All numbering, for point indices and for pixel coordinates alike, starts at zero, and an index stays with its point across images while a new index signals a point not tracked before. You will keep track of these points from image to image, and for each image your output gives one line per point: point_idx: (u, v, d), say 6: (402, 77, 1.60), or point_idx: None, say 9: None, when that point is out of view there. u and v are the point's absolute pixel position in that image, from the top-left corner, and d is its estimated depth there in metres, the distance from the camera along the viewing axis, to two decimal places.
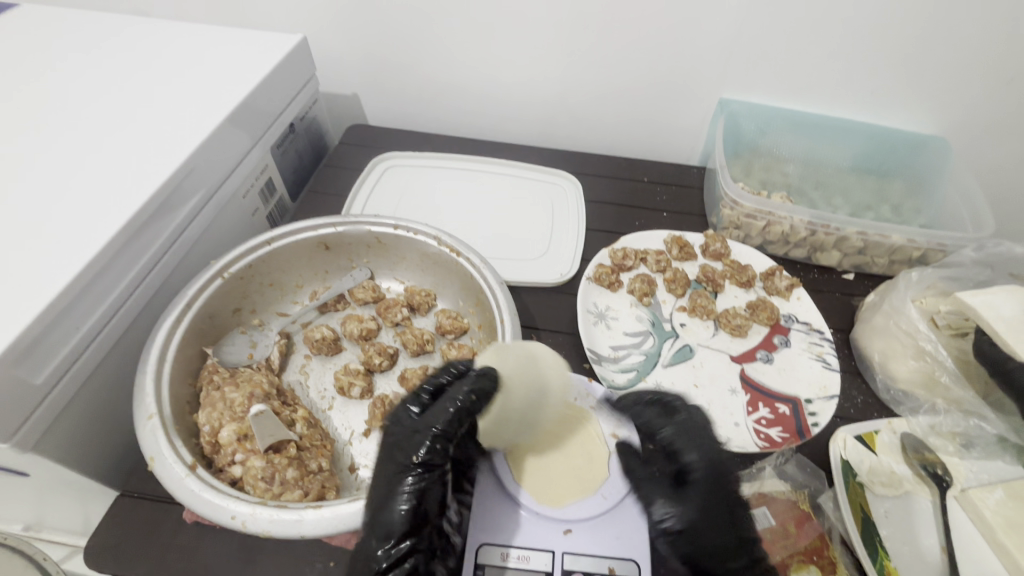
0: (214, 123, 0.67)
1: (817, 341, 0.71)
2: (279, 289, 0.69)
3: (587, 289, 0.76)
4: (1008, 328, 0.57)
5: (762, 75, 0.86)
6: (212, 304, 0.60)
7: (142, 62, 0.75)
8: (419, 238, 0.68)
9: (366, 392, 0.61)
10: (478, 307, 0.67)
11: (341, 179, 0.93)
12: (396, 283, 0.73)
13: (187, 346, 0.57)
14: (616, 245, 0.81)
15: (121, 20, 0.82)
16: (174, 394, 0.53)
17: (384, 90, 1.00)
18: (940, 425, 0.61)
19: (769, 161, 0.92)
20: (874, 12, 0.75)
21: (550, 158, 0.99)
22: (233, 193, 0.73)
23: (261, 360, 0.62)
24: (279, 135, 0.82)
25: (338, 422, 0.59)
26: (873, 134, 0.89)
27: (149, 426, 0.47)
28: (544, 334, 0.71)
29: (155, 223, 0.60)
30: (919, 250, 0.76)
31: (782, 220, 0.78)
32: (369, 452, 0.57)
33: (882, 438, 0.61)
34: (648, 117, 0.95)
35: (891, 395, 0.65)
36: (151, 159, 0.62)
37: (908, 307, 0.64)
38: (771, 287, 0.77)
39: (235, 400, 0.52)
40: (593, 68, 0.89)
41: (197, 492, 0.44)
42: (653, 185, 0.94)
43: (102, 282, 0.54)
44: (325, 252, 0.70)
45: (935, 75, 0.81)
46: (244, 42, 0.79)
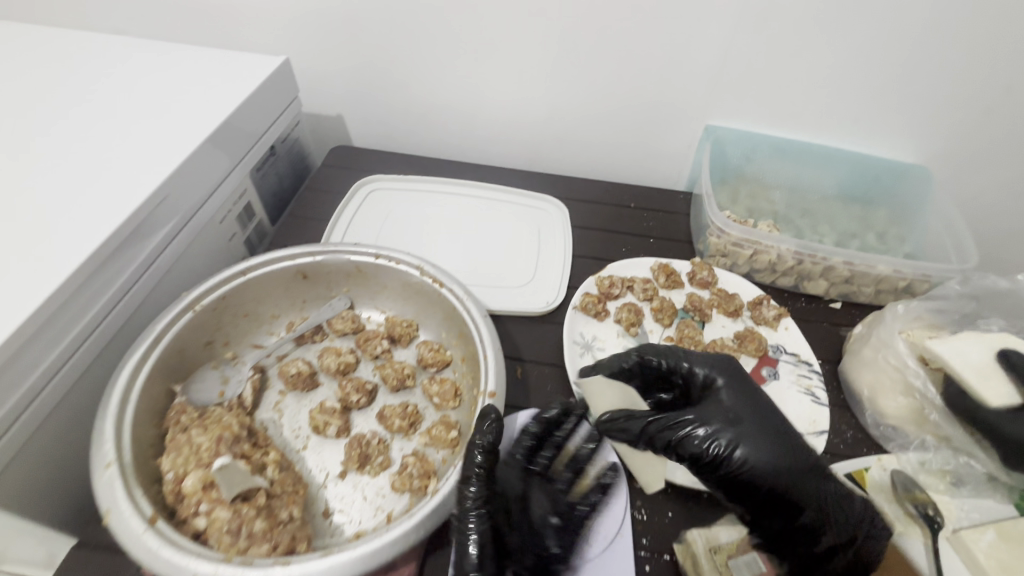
0: (189, 148, 0.65)
1: (805, 373, 0.70)
2: (253, 320, 0.66)
3: (574, 319, 0.74)
4: (980, 377, 0.56)
5: (747, 102, 0.86)
6: (182, 339, 0.58)
7: (118, 83, 0.72)
8: (401, 267, 0.66)
9: (343, 431, 0.58)
10: (461, 339, 0.65)
11: (323, 202, 0.91)
12: (376, 312, 0.71)
13: (153, 384, 0.54)
14: (603, 273, 0.80)
15: (97, 39, 0.79)
16: (137, 437, 0.50)
17: (369, 111, 0.98)
18: (930, 462, 0.60)
19: (755, 187, 0.93)
20: (857, 43, 0.76)
21: (537, 182, 0.98)
22: (209, 219, 0.71)
23: (232, 398, 0.59)
24: (259, 157, 0.80)
25: (312, 463, 0.57)
26: (858, 162, 0.89)
27: (106, 476, 0.45)
28: (529, 366, 0.70)
29: (124, 253, 0.58)
30: (904, 280, 0.75)
31: (768, 249, 0.78)
32: (344, 496, 0.54)
33: (873, 475, 0.60)
34: (634, 142, 0.95)
35: (880, 431, 0.64)
36: (122, 187, 0.59)
37: (896, 341, 0.63)
38: (759, 317, 0.76)
39: (202, 444, 0.49)
40: (579, 94, 0.89)
41: (155, 550, 0.41)
42: (640, 210, 0.93)
43: (64, 317, 0.52)
44: (303, 281, 0.68)
45: (918, 105, 0.82)
46: (224, 64, 0.77)
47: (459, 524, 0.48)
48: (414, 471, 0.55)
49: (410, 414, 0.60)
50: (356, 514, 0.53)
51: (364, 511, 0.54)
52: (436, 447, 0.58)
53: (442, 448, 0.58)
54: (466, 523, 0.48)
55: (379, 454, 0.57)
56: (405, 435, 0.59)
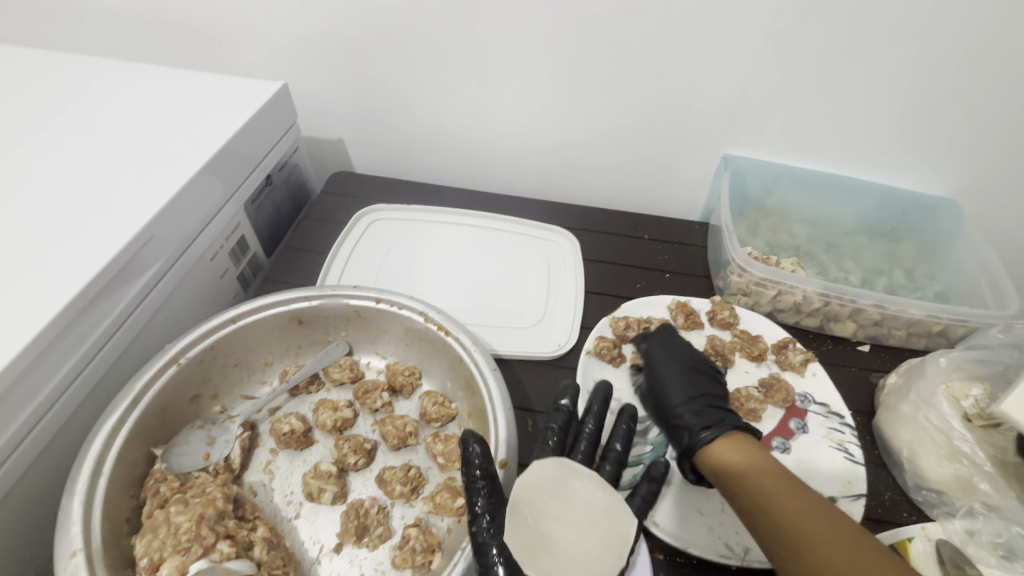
0: (179, 181, 0.60)
1: (836, 427, 0.65)
2: (244, 368, 0.62)
3: (587, 364, 0.69)
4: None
5: (769, 131, 0.81)
6: (164, 396, 0.53)
7: (105, 112, 0.68)
8: (404, 312, 0.62)
9: (339, 497, 0.53)
10: (467, 392, 0.60)
11: (323, 232, 0.87)
12: (377, 358, 0.67)
13: (131, 449, 0.49)
14: (618, 313, 0.75)
15: (87, 62, 0.75)
16: (109, 515, 0.45)
17: (371, 137, 0.94)
18: (978, 533, 0.54)
19: (775, 221, 0.88)
20: (888, 71, 0.72)
21: (546, 212, 0.94)
22: (198, 257, 0.66)
23: (219, 461, 0.54)
24: (254, 188, 0.76)
25: (305, 534, 0.52)
26: (884, 194, 0.85)
27: (71, 566, 0.40)
28: (541, 417, 0.65)
29: (102, 301, 0.53)
30: (939, 324, 0.71)
31: (793, 289, 0.73)
32: (340, 573, 0.50)
33: (917, 546, 0.55)
34: (648, 171, 0.91)
35: (922, 496, 0.59)
36: (102, 226, 0.55)
37: (939, 400, 0.59)
38: (784, 362, 0.71)
39: (181, 525, 0.44)
40: (591, 121, 0.85)
41: None
42: (654, 243, 0.89)
43: (32, 377, 0.47)
44: (298, 326, 0.63)
45: (949, 136, 0.77)
46: (219, 90, 0.73)
47: (485, 555, 0.46)
48: (417, 546, 0.50)
49: (412, 478, 0.55)
50: None
51: None
52: (440, 516, 0.53)
53: (447, 516, 0.53)
54: (492, 558, 0.45)
55: (378, 524, 0.52)
56: (407, 501, 0.54)
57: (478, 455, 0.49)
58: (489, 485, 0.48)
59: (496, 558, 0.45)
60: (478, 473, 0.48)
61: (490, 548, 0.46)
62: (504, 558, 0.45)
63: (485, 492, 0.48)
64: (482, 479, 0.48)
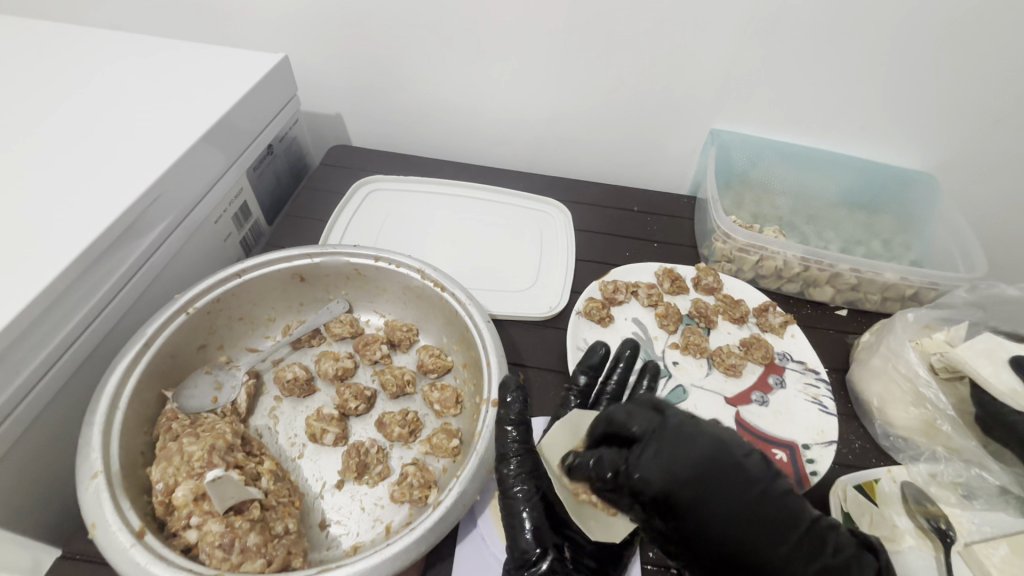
0: (184, 143, 0.63)
1: (812, 382, 0.69)
2: (249, 323, 0.65)
3: (577, 324, 0.73)
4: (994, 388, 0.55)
5: (754, 106, 0.84)
6: (174, 343, 0.56)
7: (112, 79, 0.70)
8: (402, 270, 0.64)
9: (341, 439, 0.57)
10: (463, 344, 0.63)
11: (322, 202, 0.90)
12: (376, 316, 0.70)
13: (144, 390, 0.52)
14: (607, 278, 0.78)
15: (91, 33, 0.77)
16: (125, 446, 0.48)
17: (369, 111, 0.97)
18: (940, 474, 0.59)
19: (760, 193, 0.92)
20: (867, 48, 0.75)
21: (539, 185, 0.96)
22: (203, 219, 0.68)
23: (226, 405, 0.57)
24: (256, 156, 0.78)
25: (309, 472, 0.55)
26: (863, 168, 0.89)
27: (92, 488, 0.43)
28: (532, 372, 0.68)
29: (114, 252, 0.55)
30: (912, 288, 0.74)
31: (775, 255, 0.77)
32: (342, 507, 0.53)
33: (883, 488, 0.59)
34: (638, 146, 0.94)
35: (890, 442, 0.63)
36: (114, 183, 0.57)
37: (906, 351, 0.62)
38: (764, 324, 0.75)
39: (193, 453, 0.47)
40: (582, 96, 0.87)
41: (142, 566, 0.39)
42: (643, 214, 0.92)
43: (50, 319, 0.49)
44: (300, 283, 0.66)
45: (925, 111, 0.81)
46: (221, 60, 0.75)
47: (511, 500, 0.49)
48: (414, 482, 0.53)
49: (410, 422, 0.58)
50: (355, 526, 0.52)
51: (362, 522, 0.52)
52: (437, 456, 0.56)
53: (443, 457, 0.56)
54: (518, 504, 0.49)
55: (378, 463, 0.55)
56: (405, 443, 0.58)
57: (515, 402, 0.52)
58: (521, 433, 0.51)
59: (521, 504, 0.49)
60: (511, 423, 0.51)
61: (517, 493, 0.49)
62: (531, 506, 0.49)
63: (518, 439, 0.51)
64: (515, 426, 0.51)
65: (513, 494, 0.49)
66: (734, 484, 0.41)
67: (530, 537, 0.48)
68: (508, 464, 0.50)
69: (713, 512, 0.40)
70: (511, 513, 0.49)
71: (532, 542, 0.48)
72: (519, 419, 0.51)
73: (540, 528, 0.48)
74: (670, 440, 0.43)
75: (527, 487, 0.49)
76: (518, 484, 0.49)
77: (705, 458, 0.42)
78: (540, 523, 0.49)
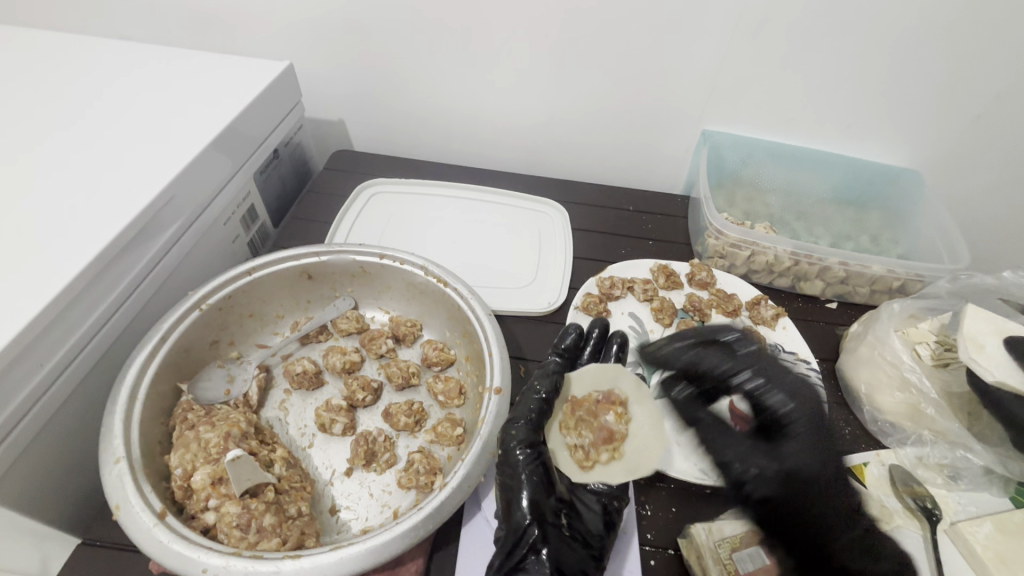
0: (195, 148, 0.65)
1: (803, 371, 0.71)
2: (258, 320, 0.67)
3: (575, 319, 0.75)
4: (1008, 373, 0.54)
5: (743, 108, 0.87)
6: (188, 338, 0.58)
7: (123, 87, 0.73)
8: (406, 267, 0.67)
9: (349, 429, 0.59)
10: (465, 338, 0.66)
11: (326, 205, 0.92)
12: (381, 312, 0.72)
13: (160, 382, 0.54)
14: (603, 275, 0.81)
15: (102, 43, 0.80)
16: (144, 435, 0.50)
17: (370, 117, 1.00)
18: (927, 457, 0.61)
19: (751, 191, 0.94)
20: (849, 50, 0.78)
21: (537, 186, 0.99)
22: (214, 220, 0.71)
23: (238, 397, 0.60)
24: (263, 160, 0.81)
25: (318, 460, 0.57)
26: (850, 166, 0.92)
27: (115, 472, 0.45)
28: (532, 364, 0.70)
29: (130, 251, 0.58)
30: (898, 280, 0.77)
31: (766, 250, 0.79)
32: (351, 493, 0.55)
33: (872, 470, 0.61)
34: (632, 148, 0.96)
35: (878, 426, 0.65)
36: (129, 185, 0.60)
37: (891, 339, 0.64)
38: (757, 317, 0.77)
39: (210, 440, 0.49)
40: (576, 102, 0.91)
41: (165, 543, 0.42)
42: (638, 213, 0.95)
43: (72, 315, 0.52)
44: (307, 281, 0.68)
45: (906, 113, 0.84)
46: (228, 69, 0.78)
47: (512, 468, 0.51)
48: (420, 468, 0.55)
49: (415, 412, 0.60)
50: (364, 511, 0.54)
51: (371, 508, 0.54)
52: (442, 445, 0.59)
53: (447, 445, 0.58)
54: (518, 468, 0.50)
55: (386, 451, 0.57)
56: (411, 432, 0.60)
57: (547, 381, 0.58)
58: (542, 408, 0.55)
59: (522, 473, 0.50)
60: (540, 396, 0.56)
61: (516, 460, 0.51)
62: (529, 470, 0.50)
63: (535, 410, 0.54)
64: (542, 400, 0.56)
65: (513, 458, 0.51)
66: (827, 439, 0.52)
67: (524, 507, 0.49)
68: (511, 430, 0.53)
69: (806, 459, 0.50)
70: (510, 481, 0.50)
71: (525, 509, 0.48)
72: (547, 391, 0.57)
73: (538, 500, 0.49)
74: (771, 375, 0.56)
75: (528, 453, 0.51)
76: (520, 448, 0.51)
77: (813, 412, 0.53)
78: (535, 491, 0.49)
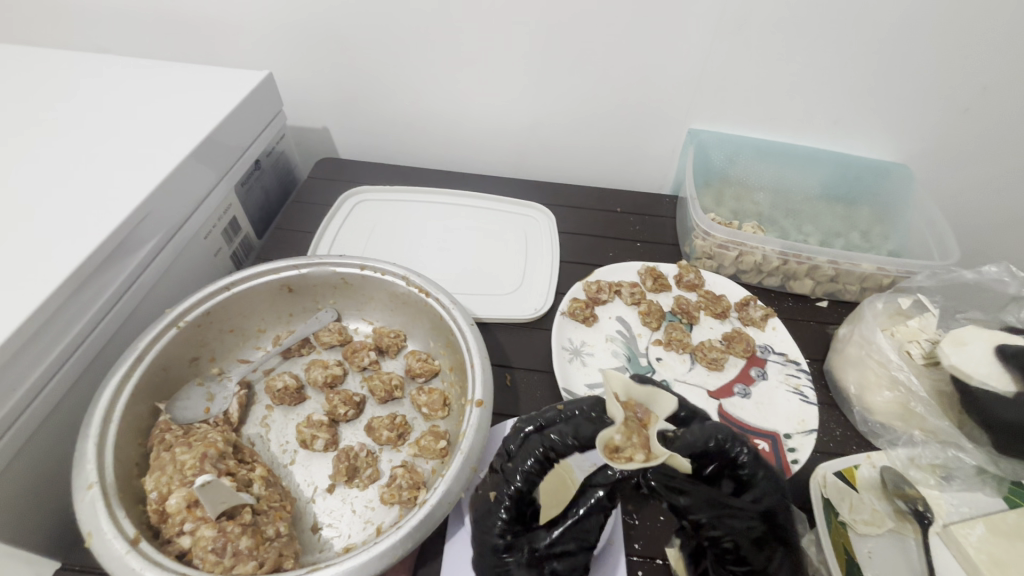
0: (172, 162, 0.64)
1: (793, 372, 0.71)
2: (239, 335, 0.66)
3: (562, 325, 0.74)
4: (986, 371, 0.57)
5: (728, 106, 0.86)
6: (166, 356, 0.57)
7: (99, 100, 0.72)
8: (387, 277, 0.66)
9: (331, 444, 0.58)
10: (449, 348, 0.65)
11: (311, 214, 0.91)
12: (364, 323, 0.72)
13: (137, 403, 0.54)
14: (590, 279, 0.80)
15: (79, 57, 0.79)
16: (120, 458, 0.49)
17: (354, 124, 0.99)
18: (919, 457, 0.60)
19: (739, 190, 0.93)
20: (832, 47, 0.77)
21: (524, 190, 0.98)
22: (193, 234, 0.70)
23: (218, 414, 0.59)
24: (244, 171, 0.80)
25: (300, 477, 0.57)
26: (840, 161, 0.90)
27: (88, 497, 0.44)
28: (518, 372, 0.69)
29: (106, 270, 0.57)
30: (888, 277, 0.76)
31: (753, 250, 0.78)
32: (333, 510, 0.54)
33: (863, 473, 0.60)
34: (618, 149, 0.96)
35: (868, 428, 0.65)
36: (102, 201, 0.59)
37: (876, 337, 0.64)
38: (746, 318, 0.76)
39: (186, 462, 0.49)
40: (560, 105, 0.90)
41: (138, 570, 0.41)
42: (625, 215, 0.94)
43: (44, 337, 0.51)
44: (288, 294, 0.68)
45: (893, 108, 0.83)
46: (209, 80, 0.77)
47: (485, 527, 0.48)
48: (403, 483, 0.54)
49: (398, 425, 0.60)
50: (346, 528, 0.53)
51: (353, 524, 0.53)
52: (425, 458, 0.58)
53: (431, 458, 0.57)
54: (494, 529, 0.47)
55: (368, 466, 0.57)
56: (394, 447, 0.59)
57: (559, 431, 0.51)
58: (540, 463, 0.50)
59: (505, 490, 0.49)
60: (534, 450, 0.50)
61: (512, 470, 0.50)
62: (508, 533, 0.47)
63: (531, 464, 0.50)
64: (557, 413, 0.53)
65: (496, 516, 0.48)
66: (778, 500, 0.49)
67: (503, 519, 0.48)
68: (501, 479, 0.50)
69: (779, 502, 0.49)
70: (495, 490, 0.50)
71: (501, 517, 0.48)
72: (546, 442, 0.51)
73: (518, 508, 0.49)
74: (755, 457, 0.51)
75: (525, 479, 0.49)
76: (503, 505, 0.48)
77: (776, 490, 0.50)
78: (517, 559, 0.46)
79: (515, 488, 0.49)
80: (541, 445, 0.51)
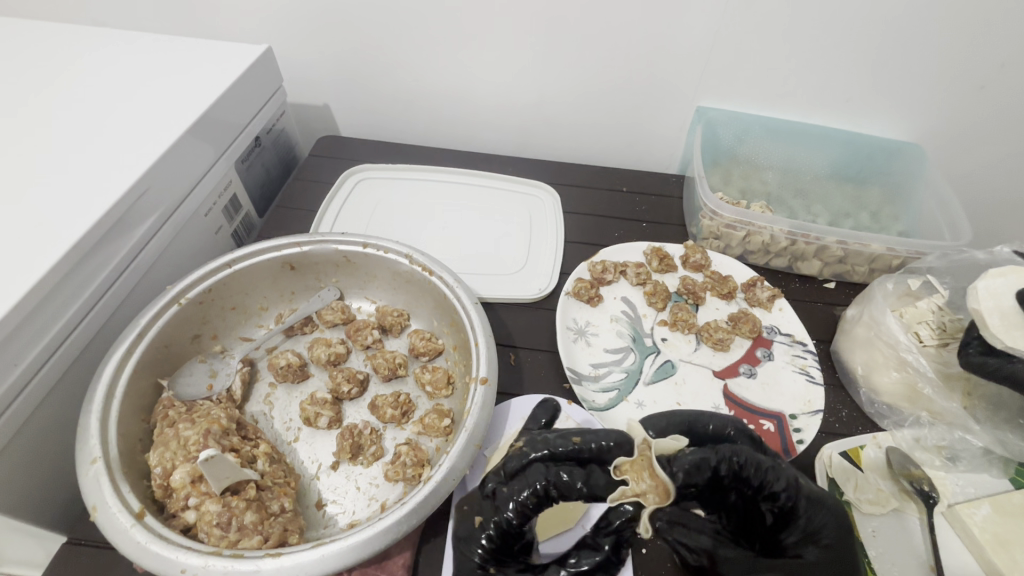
0: (170, 137, 0.63)
1: (799, 353, 0.70)
2: (241, 312, 0.66)
3: (567, 304, 0.74)
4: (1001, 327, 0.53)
5: (737, 84, 0.85)
6: (167, 333, 0.57)
7: (99, 72, 0.71)
8: (390, 256, 0.65)
9: (335, 422, 0.58)
10: (453, 327, 0.64)
11: (312, 192, 0.90)
12: (367, 302, 0.71)
13: (139, 379, 0.53)
14: (595, 258, 0.79)
15: (74, 29, 0.77)
16: (124, 433, 0.49)
17: (356, 101, 0.97)
18: (925, 439, 0.61)
19: (748, 169, 0.91)
20: (845, 22, 0.75)
21: (528, 168, 0.97)
22: (193, 211, 0.69)
23: (221, 392, 0.59)
24: (244, 148, 0.79)
25: (304, 454, 0.57)
26: (852, 140, 0.89)
27: (92, 472, 0.44)
28: (523, 352, 0.69)
29: (105, 246, 0.56)
30: (898, 258, 0.75)
31: (761, 230, 0.77)
32: (337, 487, 0.54)
33: (868, 453, 0.60)
34: (625, 127, 0.94)
35: (875, 408, 0.64)
36: (100, 174, 0.58)
37: (886, 319, 0.62)
38: (752, 299, 0.75)
39: (189, 438, 0.49)
40: (565, 82, 0.88)
41: (144, 545, 0.41)
42: (631, 195, 0.92)
43: (44, 313, 0.50)
44: (290, 272, 0.67)
45: (905, 87, 0.82)
46: (203, 53, 0.75)
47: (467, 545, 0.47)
48: (407, 461, 0.54)
49: (402, 403, 0.59)
50: (351, 505, 0.53)
51: (358, 501, 0.53)
52: (429, 436, 0.58)
53: (435, 436, 0.57)
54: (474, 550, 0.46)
55: (372, 444, 0.57)
56: (398, 424, 0.59)
57: (551, 472, 0.46)
58: (534, 502, 0.45)
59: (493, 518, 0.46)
60: (522, 489, 0.45)
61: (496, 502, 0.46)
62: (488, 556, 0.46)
63: (523, 498, 0.45)
64: (573, 445, 0.47)
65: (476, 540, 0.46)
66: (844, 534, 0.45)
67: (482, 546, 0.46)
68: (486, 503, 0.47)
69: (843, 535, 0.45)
70: (481, 515, 0.47)
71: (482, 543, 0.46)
72: (541, 480, 0.45)
73: (505, 539, 0.46)
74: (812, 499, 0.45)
75: (517, 511, 0.45)
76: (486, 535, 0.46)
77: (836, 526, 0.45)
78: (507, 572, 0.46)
79: (505, 518, 0.45)
80: (536, 483, 0.45)
